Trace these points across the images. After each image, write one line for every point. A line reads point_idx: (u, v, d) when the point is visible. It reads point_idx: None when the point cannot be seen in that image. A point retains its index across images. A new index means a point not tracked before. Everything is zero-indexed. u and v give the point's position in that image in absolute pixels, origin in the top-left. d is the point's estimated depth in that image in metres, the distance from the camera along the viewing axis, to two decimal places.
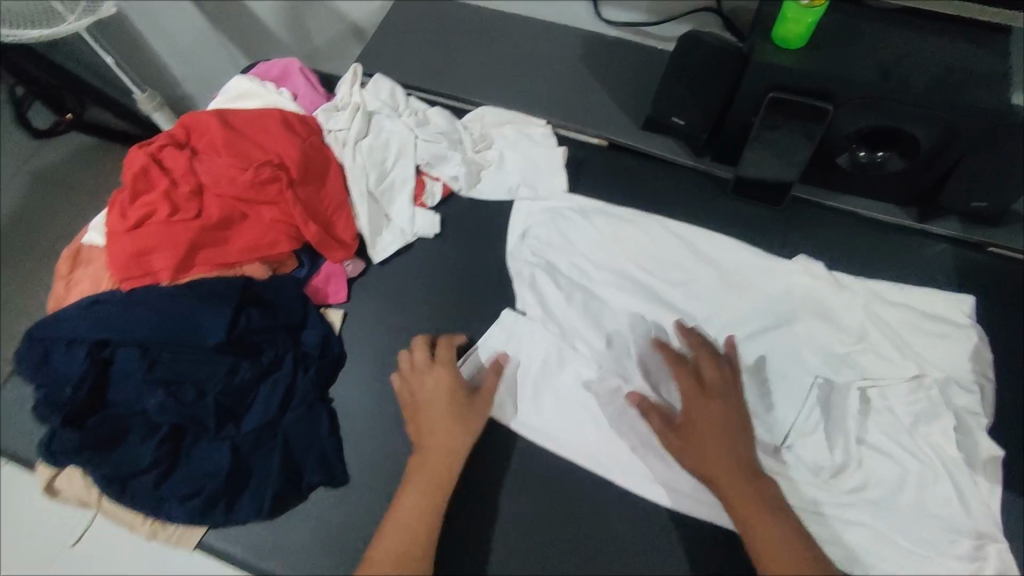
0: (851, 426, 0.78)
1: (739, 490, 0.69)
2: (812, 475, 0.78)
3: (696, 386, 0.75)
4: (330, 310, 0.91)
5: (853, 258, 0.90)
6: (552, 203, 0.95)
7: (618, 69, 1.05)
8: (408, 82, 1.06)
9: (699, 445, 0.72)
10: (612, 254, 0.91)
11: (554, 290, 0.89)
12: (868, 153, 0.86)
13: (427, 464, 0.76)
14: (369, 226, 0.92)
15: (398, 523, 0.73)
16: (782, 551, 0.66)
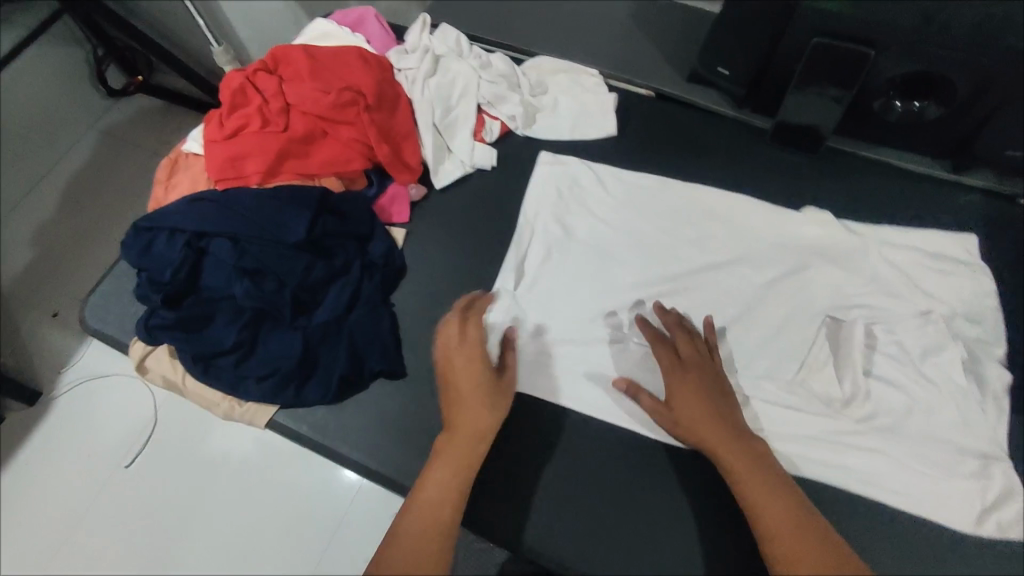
0: (857, 358, 0.82)
1: (729, 455, 0.69)
2: (824, 406, 0.81)
3: (674, 359, 0.76)
4: (394, 228, 1.00)
5: (865, 207, 0.95)
6: (571, 168, 1.01)
7: (668, 26, 1.12)
8: (471, 32, 1.15)
9: (685, 416, 0.72)
10: (628, 210, 0.97)
11: (572, 252, 0.94)
12: (905, 103, 0.92)
13: (462, 431, 0.71)
14: (433, 155, 1.01)
15: (428, 489, 0.66)
16: (783, 525, 0.62)
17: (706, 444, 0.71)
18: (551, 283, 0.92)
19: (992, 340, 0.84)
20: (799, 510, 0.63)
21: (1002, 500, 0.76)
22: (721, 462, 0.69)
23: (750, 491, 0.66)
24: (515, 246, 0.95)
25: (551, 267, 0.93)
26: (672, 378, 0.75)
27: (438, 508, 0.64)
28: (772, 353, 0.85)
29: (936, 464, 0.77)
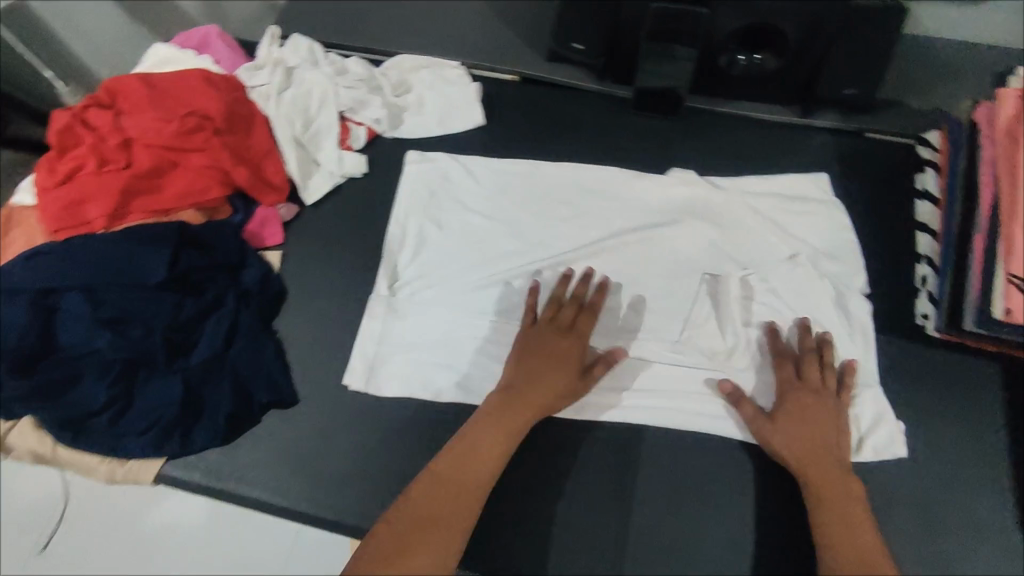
0: (736, 312, 0.85)
1: (818, 476, 0.73)
2: (706, 358, 0.84)
3: (797, 381, 0.78)
4: (268, 252, 0.96)
5: (728, 166, 0.98)
6: (441, 163, 0.99)
7: (523, 10, 1.12)
8: (326, 40, 1.12)
9: (791, 435, 0.75)
10: (502, 201, 0.96)
11: (448, 245, 0.93)
12: (747, 55, 0.95)
13: (509, 418, 0.76)
14: (298, 171, 0.98)
15: (460, 456, 0.73)
16: (852, 548, 0.67)
17: (795, 459, 0.74)
18: (428, 290, 0.90)
19: (852, 273, 0.88)
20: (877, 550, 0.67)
21: (872, 426, 0.79)
22: (806, 481, 0.73)
23: (833, 513, 0.70)
24: (386, 259, 0.93)
25: (426, 275, 0.91)
26: (791, 397, 0.77)
27: (467, 482, 0.71)
28: (654, 318, 0.86)
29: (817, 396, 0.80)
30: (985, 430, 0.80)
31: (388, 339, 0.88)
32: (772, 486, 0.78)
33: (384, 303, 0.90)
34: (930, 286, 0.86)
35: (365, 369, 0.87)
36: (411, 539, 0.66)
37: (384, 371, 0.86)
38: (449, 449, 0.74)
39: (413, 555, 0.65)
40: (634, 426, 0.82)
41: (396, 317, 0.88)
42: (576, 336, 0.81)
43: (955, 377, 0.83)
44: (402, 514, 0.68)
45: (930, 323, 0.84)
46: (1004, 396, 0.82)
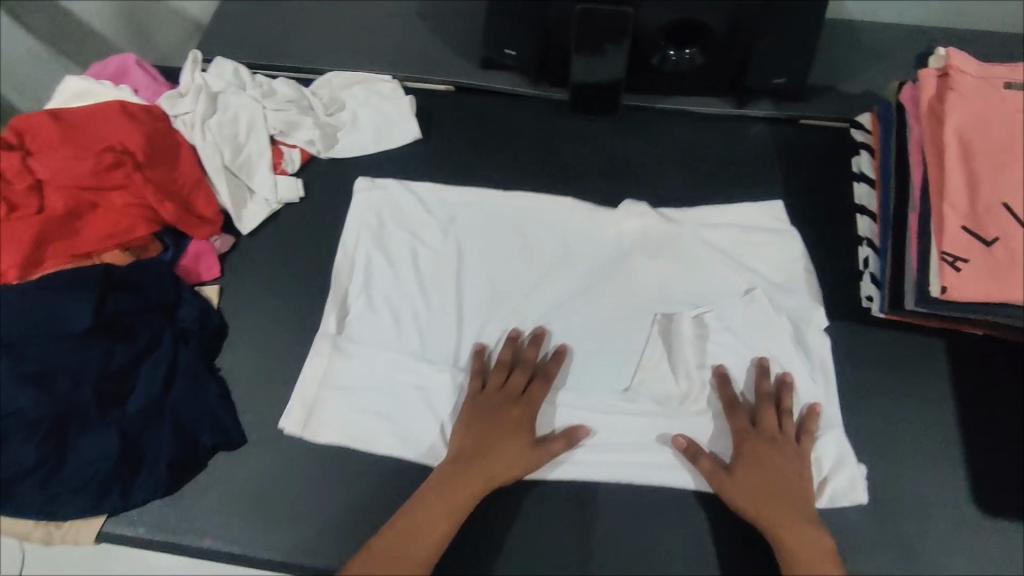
0: (691, 354, 0.82)
1: (786, 535, 0.71)
2: (660, 406, 0.80)
3: (754, 430, 0.76)
4: (205, 287, 0.92)
5: (672, 173, 0.97)
6: (389, 189, 0.94)
7: (453, 18, 1.10)
8: (252, 61, 1.08)
9: (755, 492, 0.73)
10: (449, 233, 0.91)
11: (396, 280, 0.89)
12: (677, 51, 0.95)
13: (468, 483, 0.75)
14: (231, 200, 0.94)
15: (420, 515, 0.73)
16: None
17: (762, 517, 0.72)
18: (375, 332, 0.86)
19: (810, 306, 0.84)
20: None
21: (833, 470, 0.76)
22: (775, 538, 0.71)
23: (807, 573, 0.69)
24: (335, 289, 0.88)
25: (372, 312, 0.87)
26: (749, 448, 0.75)
27: (425, 543, 0.72)
28: (608, 366, 0.83)
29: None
30: (936, 408, 0.81)
31: (333, 381, 0.83)
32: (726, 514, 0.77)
33: (332, 342, 0.85)
34: (872, 267, 0.86)
35: (306, 415, 0.83)
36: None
37: (326, 418, 0.82)
38: (410, 505, 0.74)
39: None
40: (588, 485, 0.78)
41: (343, 359, 0.84)
42: (528, 399, 0.80)
43: (903, 355, 0.84)
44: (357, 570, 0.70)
45: (875, 304, 0.85)
46: (952, 371, 0.82)
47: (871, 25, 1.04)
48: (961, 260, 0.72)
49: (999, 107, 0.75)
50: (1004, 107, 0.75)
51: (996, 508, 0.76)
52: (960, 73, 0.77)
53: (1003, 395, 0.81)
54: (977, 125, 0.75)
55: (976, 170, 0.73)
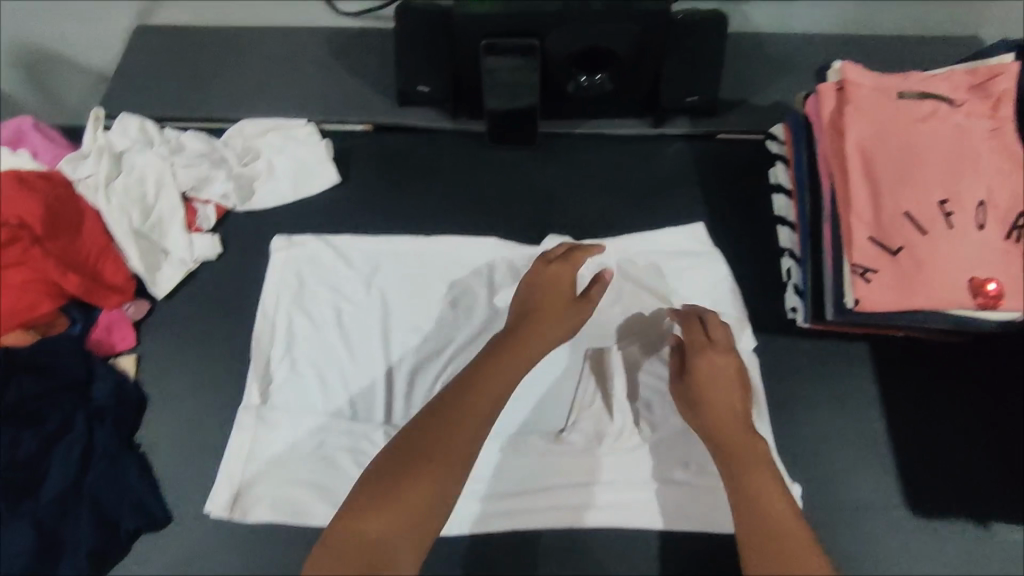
0: (622, 389, 0.82)
1: (734, 437, 0.73)
2: (595, 443, 0.80)
3: (705, 341, 0.79)
4: (120, 358, 0.87)
5: (595, 198, 0.98)
6: (309, 246, 0.93)
7: (367, 55, 1.08)
8: (160, 114, 1.05)
9: (704, 401, 0.76)
10: (370, 287, 0.91)
11: (321, 340, 0.88)
12: (588, 77, 0.94)
13: (515, 350, 0.75)
14: (143, 265, 0.90)
15: (452, 416, 0.68)
16: (763, 505, 0.67)
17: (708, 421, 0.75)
18: (299, 397, 0.85)
19: (740, 326, 0.85)
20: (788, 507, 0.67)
21: None
22: (719, 441, 0.74)
23: (746, 470, 0.70)
24: (255, 356, 0.87)
25: (296, 375, 0.86)
26: (701, 358, 0.78)
27: (443, 454, 0.65)
28: (542, 409, 0.82)
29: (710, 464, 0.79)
30: (862, 409, 0.82)
31: (258, 455, 0.81)
32: (664, 541, 0.77)
33: (254, 412, 0.83)
34: (795, 278, 0.87)
35: (233, 494, 0.79)
36: (392, 501, 0.62)
37: (254, 494, 0.79)
38: (432, 410, 0.68)
39: (394, 516, 0.61)
40: (528, 529, 0.77)
41: (267, 428, 0.82)
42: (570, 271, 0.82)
43: (830, 364, 0.85)
44: (387, 472, 0.64)
45: (799, 315, 0.86)
46: (876, 373, 0.84)
47: (779, 36, 1.06)
48: (870, 272, 0.73)
49: (895, 118, 0.76)
50: (900, 117, 0.76)
51: (925, 506, 0.77)
52: (856, 86, 0.79)
53: (926, 391, 0.82)
54: (876, 137, 0.76)
55: (878, 181, 0.75)
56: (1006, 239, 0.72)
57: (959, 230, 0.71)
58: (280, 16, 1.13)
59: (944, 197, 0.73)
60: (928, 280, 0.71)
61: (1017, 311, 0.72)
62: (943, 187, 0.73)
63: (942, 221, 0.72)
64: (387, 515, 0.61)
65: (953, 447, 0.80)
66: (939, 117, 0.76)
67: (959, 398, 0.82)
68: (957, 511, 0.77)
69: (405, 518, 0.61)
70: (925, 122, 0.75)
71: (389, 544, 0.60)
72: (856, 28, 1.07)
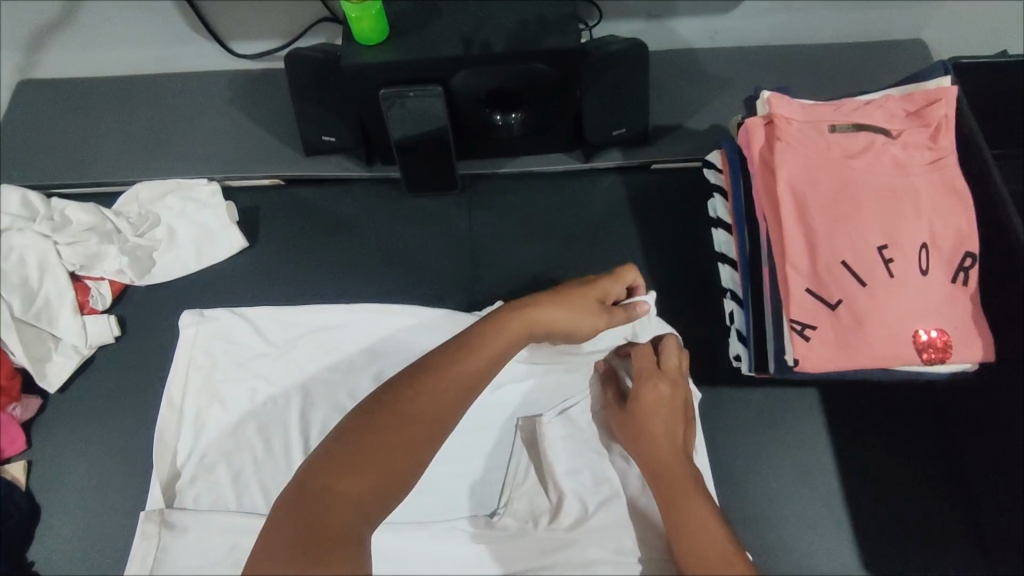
0: (558, 464, 0.76)
1: (671, 469, 0.70)
2: (530, 525, 0.73)
3: (654, 368, 0.76)
4: (8, 465, 0.79)
5: (523, 243, 0.91)
6: (224, 321, 0.83)
7: (272, 101, 1.00)
8: (47, 182, 0.96)
9: (645, 433, 0.73)
10: (285, 366, 0.82)
11: (235, 426, 0.79)
12: (503, 116, 0.87)
13: (526, 315, 0.67)
14: (28, 357, 0.82)
15: (441, 376, 0.61)
16: (701, 538, 0.64)
17: (643, 454, 0.72)
18: (211, 496, 0.76)
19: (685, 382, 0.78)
20: (725, 540, 0.64)
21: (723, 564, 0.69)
22: (655, 472, 0.71)
23: (684, 501, 0.68)
24: (158, 455, 0.77)
25: (208, 472, 0.76)
26: (647, 386, 0.74)
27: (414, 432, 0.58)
28: (475, 490, 0.78)
29: (653, 540, 0.72)
30: (815, 463, 0.77)
31: (161, 570, 0.70)
32: None
33: (158, 518, 0.72)
34: (737, 322, 0.80)
35: None
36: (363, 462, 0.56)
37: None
38: (423, 366, 0.62)
39: (361, 478, 0.56)
40: None
41: (173, 535, 0.71)
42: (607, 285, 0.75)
43: (777, 415, 0.79)
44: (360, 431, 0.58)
45: (743, 363, 0.79)
46: (827, 422, 0.78)
47: (714, 52, 0.99)
48: (808, 328, 0.67)
49: (827, 154, 0.70)
50: (831, 153, 0.70)
51: (882, 567, 0.73)
52: (784, 121, 0.72)
53: (880, 439, 0.78)
54: (808, 176, 0.70)
55: (813, 226, 0.68)
56: (952, 282, 0.67)
57: (901, 278, 0.66)
58: (175, 61, 1.03)
59: (883, 241, 0.67)
60: (869, 336, 0.65)
61: (969, 362, 0.66)
62: (882, 232, 0.67)
63: (881, 269, 0.66)
64: (357, 477, 0.56)
65: (911, 499, 0.75)
66: (873, 151, 0.70)
67: (914, 445, 0.77)
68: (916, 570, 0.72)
69: (376, 482, 0.56)
70: (858, 158, 0.69)
71: (351, 508, 0.55)
72: (794, 38, 1.00)
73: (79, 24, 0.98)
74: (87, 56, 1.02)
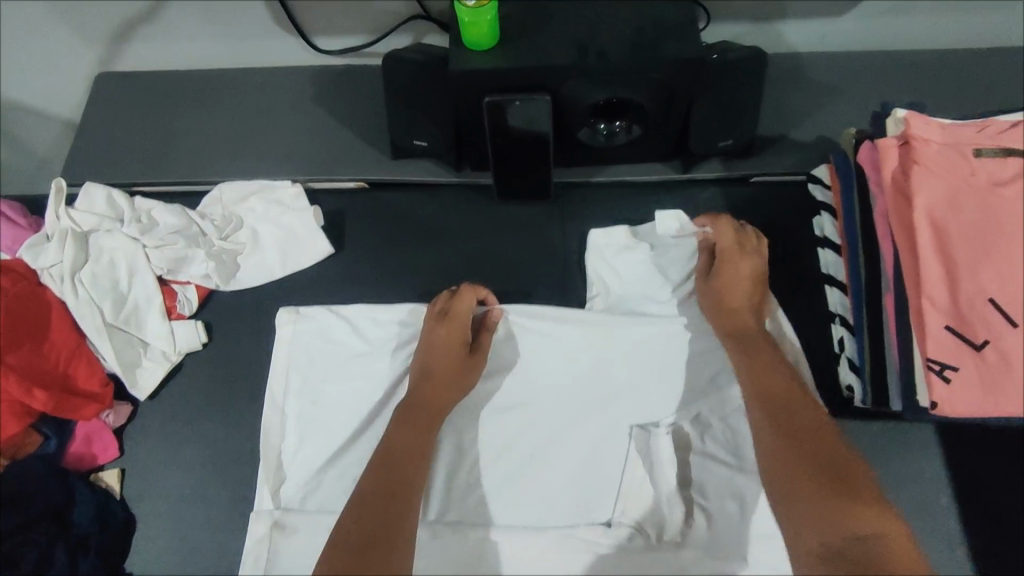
0: (670, 475, 0.76)
1: (744, 330, 0.77)
2: (643, 539, 0.73)
3: (735, 245, 0.80)
4: (102, 472, 0.78)
5: None
6: (320, 317, 0.82)
7: (356, 99, 0.97)
8: (131, 180, 0.94)
9: (727, 298, 0.78)
10: (383, 365, 0.80)
11: (338, 427, 0.78)
12: (608, 125, 0.84)
13: (424, 412, 0.75)
14: (119, 362, 0.81)
15: (397, 469, 0.70)
16: (774, 391, 0.72)
17: (719, 320, 0.78)
18: (318, 497, 0.75)
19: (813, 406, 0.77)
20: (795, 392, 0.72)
21: None
22: (732, 334, 0.77)
23: (757, 359, 0.75)
24: (263, 454, 0.77)
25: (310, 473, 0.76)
26: (729, 258, 0.79)
27: (378, 555, 0.63)
28: (583, 497, 0.76)
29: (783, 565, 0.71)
30: (930, 500, 0.75)
31: (274, 569, 0.71)
32: None
33: (268, 519, 0.73)
34: (849, 350, 0.78)
35: None
36: (367, 557, 0.62)
37: None
38: (374, 470, 0.70)
39: None
40: None
41: (284, 537, 0.72)
42: (468, 299, 0.79)
43: (892, 448, 0.76)
44: (343, 548, 0.63)
45: (856, 395, 0.76)
46: (945, 456, 0.76)
47: (821, 57, 0.94)
48: (949, 368, 0.63)
49: (971, 181, 0.66)
50: (976, 180, 0.66)
51: None
52: (922, 143, 0.68)
53: (999, 475, 0.75)
54: (950, 204, 0.65)
55: (956, 258, 0.64)
56: None
57: None
58: (255, 56, 1.00)
59: None
60: (1017, 377, 0.62)
61: None
62: None
63: None
64: None
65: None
66: None
67: None
68: None
69: None
70: (1008, 186, 0.65)
71: None
72: (906, 44, 0.95)
73: (161, 17, 0.95)
74: (166, 49, 1.00)
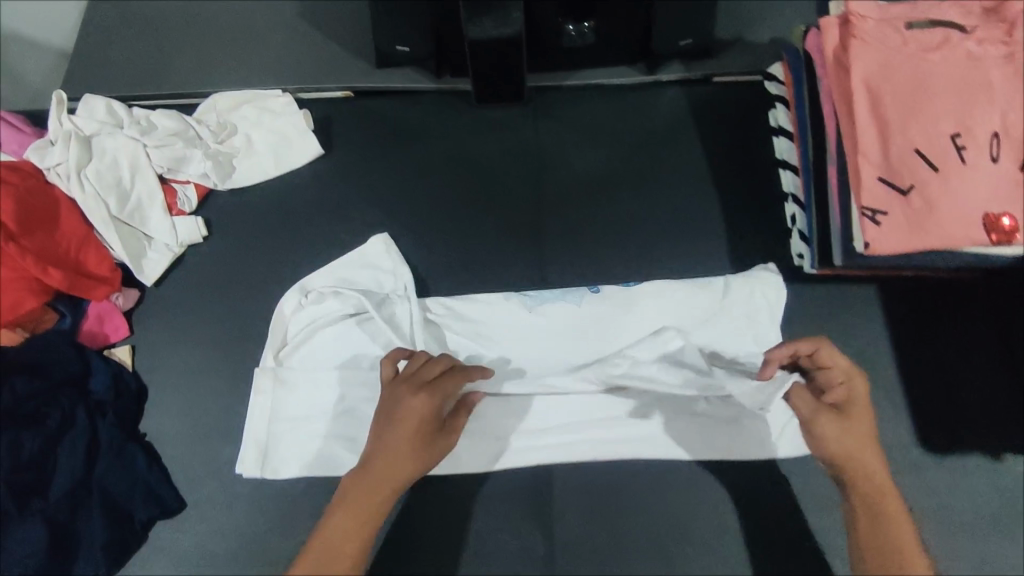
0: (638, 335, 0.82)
1: (857, 464, 0.66)
2: None
3: (842, 394, 0.68)
4: (114, 349, 0.85)
5: (595, 148, 0.94)
6: (379, 250, 0.87)
7: (338, 15, 1.02)
8: (127, 94, 0.99)
9: (839, 432, 0.67)
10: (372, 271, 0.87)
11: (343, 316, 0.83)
12: (576, 26, 0.91)
13: (376, 489, 0.67)
14: (126, 252, 0.87)
15: (338, 548, 0.65)
16: (879, 511, 0.65)
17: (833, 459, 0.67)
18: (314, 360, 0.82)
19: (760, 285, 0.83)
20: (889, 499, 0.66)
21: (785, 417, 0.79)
22: (839, 467, 0.67)
23: (888, 513, 0.65)
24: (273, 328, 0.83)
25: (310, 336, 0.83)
26: (836, 395, 0.68)
27: None
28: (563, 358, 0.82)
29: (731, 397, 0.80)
30: (873, 354, 0.81)
31: (280, 417, 0.80)
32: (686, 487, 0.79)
33: (271, 374, 0.81)
34: (800, 224, 0.85)
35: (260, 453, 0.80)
36: None
37: (279, 453, 0.79)
38: (324, 527, 0.66)
39: None
40: (544, 468, 0.80)
41: (286, 390, 0.81)
42: (453, 384, 0.71)
43: (837, 307, 0.84)
44: None
45: (806, 261, 0.84)
46: (886, 313, 0.83)
47: None
48: (879, 213, 0.71)
49: (903, 50, 0.72)
50: (908, 48, 0.72)
51: (938, 444, 0.78)
52: (860, 20, 0.75)
53: (937, 327, 0.82)
54: (883, 70, 0.72)
55: (888, 117, 0.71)
56: None
57: (972, 164, 0.68)
58: None
59: (957, 129, 0.69)
60: (940, 219, 0.69)
61: None
62: (955, 121, 0.69)
63: (953, 154, 0.69)
64: None
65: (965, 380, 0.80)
66: (950, 45, 0.71)
67: (970, 333, 0.82)
68: (970, 447, 0.78)
69: None
70: (935, 52, 0.71)
71: None
72: None
73: None
74: None
